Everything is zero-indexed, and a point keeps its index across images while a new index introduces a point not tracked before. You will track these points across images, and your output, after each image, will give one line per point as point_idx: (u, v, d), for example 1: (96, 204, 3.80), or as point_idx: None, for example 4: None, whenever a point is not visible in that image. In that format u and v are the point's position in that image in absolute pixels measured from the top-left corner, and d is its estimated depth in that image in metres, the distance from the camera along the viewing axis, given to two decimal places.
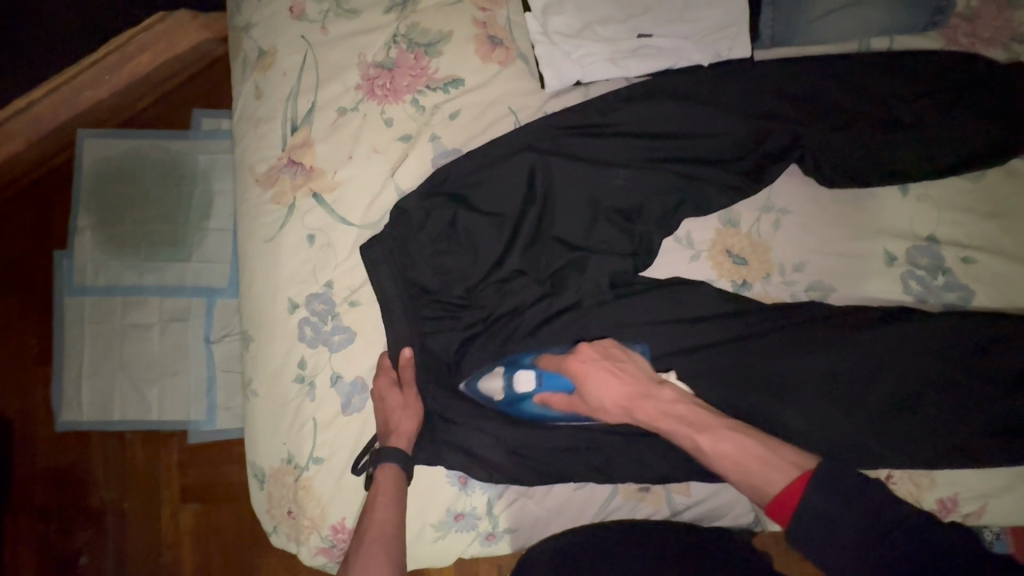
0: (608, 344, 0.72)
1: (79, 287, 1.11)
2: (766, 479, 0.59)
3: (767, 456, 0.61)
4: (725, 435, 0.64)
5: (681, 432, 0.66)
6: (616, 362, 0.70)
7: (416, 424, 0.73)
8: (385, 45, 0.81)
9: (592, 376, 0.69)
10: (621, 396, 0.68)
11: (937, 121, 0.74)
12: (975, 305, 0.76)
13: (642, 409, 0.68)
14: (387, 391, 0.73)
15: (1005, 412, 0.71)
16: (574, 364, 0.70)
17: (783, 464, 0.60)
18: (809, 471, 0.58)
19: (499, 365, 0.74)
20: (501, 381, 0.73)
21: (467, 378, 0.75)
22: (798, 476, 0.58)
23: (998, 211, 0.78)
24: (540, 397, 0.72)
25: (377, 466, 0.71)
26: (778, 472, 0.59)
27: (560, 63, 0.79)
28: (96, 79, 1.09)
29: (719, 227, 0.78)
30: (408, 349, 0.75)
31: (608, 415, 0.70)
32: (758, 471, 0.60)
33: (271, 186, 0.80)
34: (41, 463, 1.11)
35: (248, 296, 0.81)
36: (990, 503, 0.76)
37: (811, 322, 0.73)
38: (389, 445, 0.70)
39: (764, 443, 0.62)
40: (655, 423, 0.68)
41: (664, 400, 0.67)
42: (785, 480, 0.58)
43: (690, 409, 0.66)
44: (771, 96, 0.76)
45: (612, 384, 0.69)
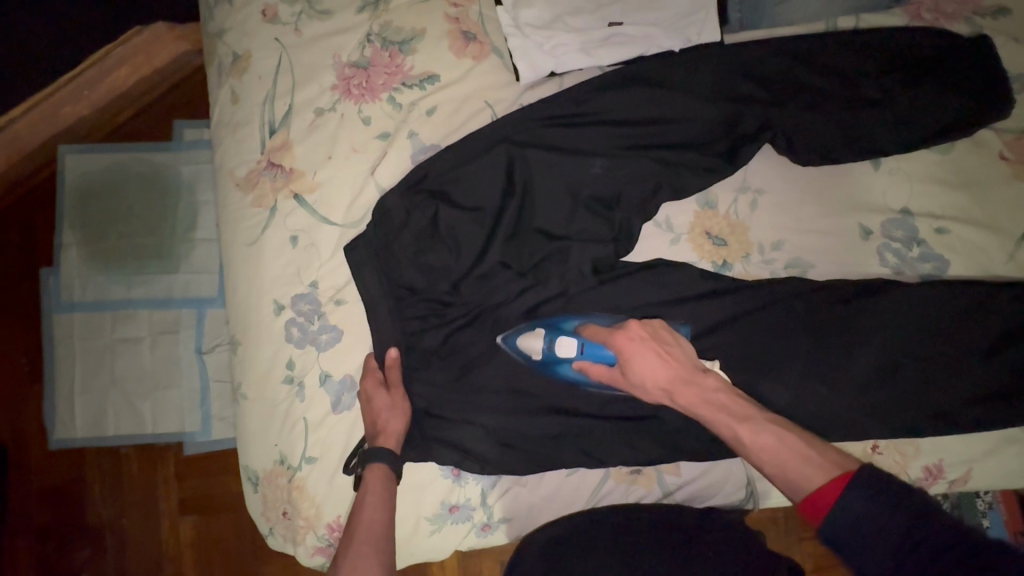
0: (656, 324, 0.70)
1: (67, 303, 1.10)
2: (805, 475, 0.60)
3: (803, 450, 0.62)
4: (765, 427, 0.64)
5: (720, 420, 0.65)
6: (664, 344, 0.68)
7: (405, 424, 0.74)
8: (359, 44, 0.82)
9: (639, 353, 0.67)
10: (666, 378, 0.67)
11: (906, 95, 0.75)
12: (950, 274, 0.77)
13: (683, 394, 0.67)
14: (375, 391, 0.74)
15: (983, 379, 0.72)
16: (621, 340, 0.68)
17: (825, 464, 0.60)
18: (851, 471, 0.58)
19: (540, 325, 0.72)
20: (541, 343, 0.71)
21: (506, 332, 0.74)
22: (841, 476, 0.58)
23: (969, 181, 0.79)
24: (579, 364, 0.70)
25: (366, 468, 0.71)
26: (818, 470, 0.60)
27: (534, 54, 0.79)
28: (75, 95, 1.08)
29: (698, 210, 0.79)
30: (395, 349, 0.76)
31: (646, 393, 0.69)
32: (796, 467, 0.61)
33: (252, 190, 0.80)
34: (36, 482, 1.10)
35: (234, 301, 0.81)
36: (975, 468, 0.78)
37: (790, 299, 0.74)
38: (377, 445, 0.71)
39: (807, 441, 0.63)
40: (694, 408, 0.67)
41: (708, 388, 0.66)
42: (825, 479, 0.58)
43: (731, 400, 0.66)
44: (743, 78, 0.77)
45: (660, 366, 0.67)
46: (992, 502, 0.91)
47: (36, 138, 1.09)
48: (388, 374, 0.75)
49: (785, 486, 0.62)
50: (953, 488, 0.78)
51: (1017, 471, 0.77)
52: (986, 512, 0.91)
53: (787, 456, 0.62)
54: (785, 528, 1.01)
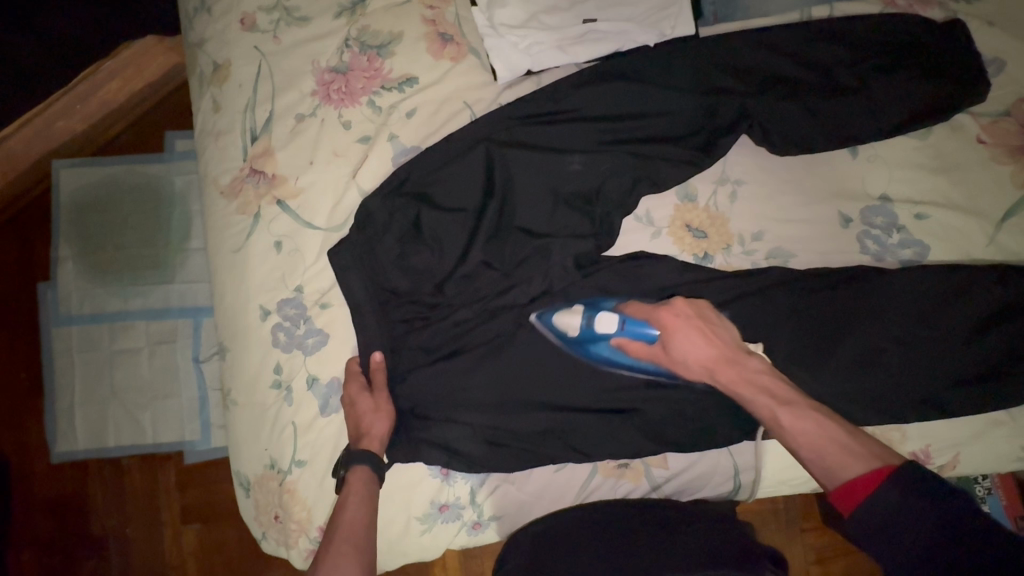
0: (701, 305, 0.72)
1: (64, 316, 1.12)
2: (844, 465, 0.60)
3: (845, 441, 0.61)
4: (808, 413, 0.64)
5: (761, 401, 0.65)
6: (709, 324, 0.70)
7: (389, 427, 0.73)
8: (338, 50, 0.82)
9: (683, 330, 0.69)
10: (708, 357, 0.68)
11: (881, 83, 0.76)
12: (931, 259, 0.77)
13: (724, 371, 0.68)
14: (357, 395, 0.74)
15: (967, 363, 0.72)
16: (667, 316, 0.70)
17: (864, 457, 0.60)
18: (891, 467, 0.57)
19: (580, 303, 0.74)
20: (580, 319, 0.73)
21: (540, 310, 0.75)
22: (881, 468, 0.57)
23: (948, 165, 0.80)
24: (618, 341, 0.72)
25: (348, 470, 0.71)
26: (858, 461, 0.59)
27: (510, 54, 0.80)
28: (68, 109, 1.09)
29: (678, 203, 0.79)
30: (379, 352, 0.76)
31: (685, 369, 0.71)
32: (834, 456, 0.61)
33: (235, 197, 0.81)
34: (39, 496, 1.11)
35: (222, 307, 0.81)
36: (963, 452, 0.78)
37: (773, 288, 0.74)
38: (359, 448, 0.71)
39: (850, 432, 0.62)
40: (734, 387, 0.67)
41: (750, 369, 0.67)
42: (862, 469, 0.58)
43: (773, 382, 0.66)
44: (719, 71, 0.77)
45: (702, 345, 0.69)
46: (991, 487, 0.91)
47: (31, 153, 1.11)
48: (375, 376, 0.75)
49: (820, 474, 0.61)
50: (942, 473, 0.78)
51: (1004, 453, 0.78)
52: (985, 498, 0.91)
53: (827, 443, 0.61)
54: (785, 520, 1.01)
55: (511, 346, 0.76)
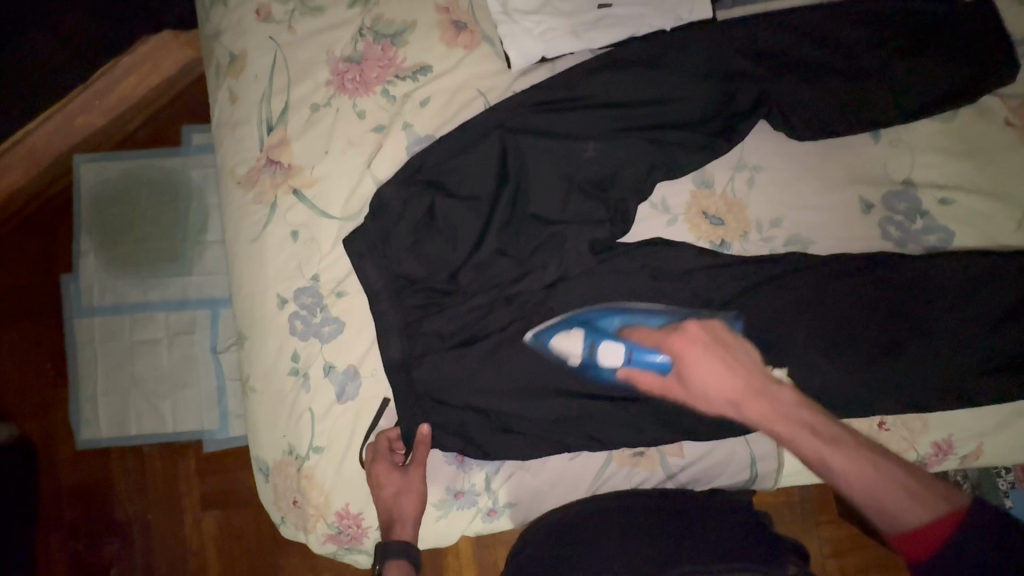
0: (717, 326, 0.71)
1: (86, 308, 1.14)
2: (903, 509, 0.59)
3: (906, 482, 0.60)
4: (854, 450, 0.63)
5: (802, 437, 0.65)
6: (727, 350, 0.69)
7: (419, 508, 0.76)
8: (352, 39, 0.83)
9: (695, 357, 0.69)
10: (732, 390, 0.68)
11: (905, 66, 0.74)
12: (956, 246, 0.76)
13: (754, 406, 0.67)
14: (388, 478, 0.75)
15: (991, 353, 0.71)
16: (678, 343, 0.70)
17: (929, 499, 0.58)
18: (961, 508, 0.56)
19: (578, 325, 0.74)
20: (581, 344, 0.73)
21: (535, 328, 0.75)
22: (948, 513, 0.56)
23: (974, 149, 0.78)
24: (626, 371, 0.72)
25: (384, 563, 0.73)
26: (921, 506, 0.58)
27: (524, 40, 0.79)
28: (87, 104, 1.12)
29: (694, 189, 0.78)
30: (426, 425, 0.75)
31: (707, 404, 0.70)
32: (895, 499, 0.59)
33: (252, 187, 0.82)
34: (65, 482, 1.14)
35: (239, 297, 0.83)
36: (986, 442, 0.77)
37: (791, 275, 0.73)
38: (394, 538, 0.73)
39: (904, 469, 0.61)
40: (766, 423, 0.66)
41: (781, 402, 0.66)
42: (927, 515, 0.57)
43: (808, 414, 0.66)
44: (738, 55, 0.76)
45: (721, 374, 0.68)
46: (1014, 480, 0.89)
47: (52, 148, 1.13)
48: (418, 455, 0.75)
49: (880, 518, 0.60)
50: (964, 464, 0.78)
51: None
52: (1008, 493, 0.88)
53: (885, 484, 0.60)
54: (801, 513, 1.00)
55: (526, 334, 0.76)
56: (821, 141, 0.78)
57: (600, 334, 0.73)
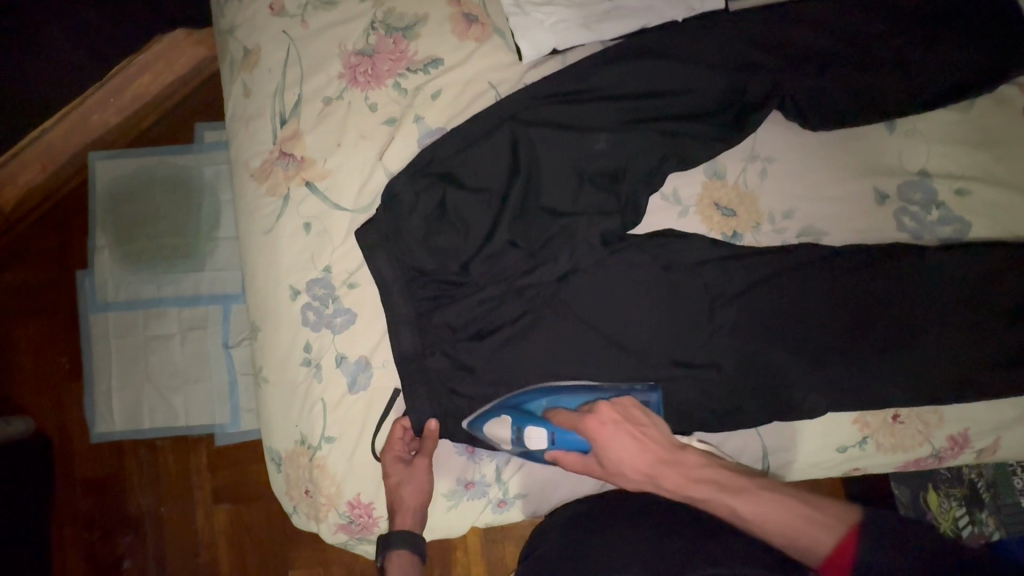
0: (628, 404, 0.71)
1: (102, 303, 1.16)
2: (816, 540, 0.63)
3: (812, 512, 0.65)
4: (760, 496, 0.67)
5: (713, 497, 0.68)
6: (638, 427, 0.70)
7: (422, 499, 0.76)
8: (364, 33, 0.83)
9: (611, 439, 0.69)
10: (645, 465, 0.70)
11: (919, 56, 0.73)
12: (972, 237, 0.75)
13: (666, 476, 0.70)
14: (394, 468, 0.76)
15: (1010, 346, 0.70)
16: (594, 426, 0.70)
17: (832, 523, 0.64)
18: (855, 524, 0.63)
19: (505, 411, 0.73)
20: (509, 431, 0.73)
21: (470, 417, 0.75)
22: (848, 533, 0.62)
23: (991, 140, 0.77)
24: (552, 454, 0.73)
25: (387, 555, 0.74)
26: (825, 530, 0.63)
27: (535, 31, 0.79)
28: (103, 102, 1.13)
29: (706, 180, 0.78)
30: (434, 421, 0.76)
31: (626, 478, 0.72)
32: (806, 532, 0.64)
33: (265, 180, 0.83)
34: (81, 474, 1.16)
35: (252, 288, 0.83)
36: (1003, 437, 0.76)
37: (804, 266, 0.73)
38: (397, 528, 0.74)
39: (803, 500, 0.66)
40: (680, 489, 0.70)
41: (688, 466, 0.69)
42: (834, 539, 0.63)
43: (714, 472, 0.69)
44: (750, 45, 0.76)
45: (635, 451, 0.69)
46: None
47: (68, 146, 1.15)
48: (424, 447, 0.76)
49: (798, 553, 0.64)
50: (981, 459, 0.77)
51: None
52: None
53: (794, 520, 0.65)
54: None
55: (537, 327, 0.76)
56: (833, 131, 0.77)
57: (526, 417, 0.73)
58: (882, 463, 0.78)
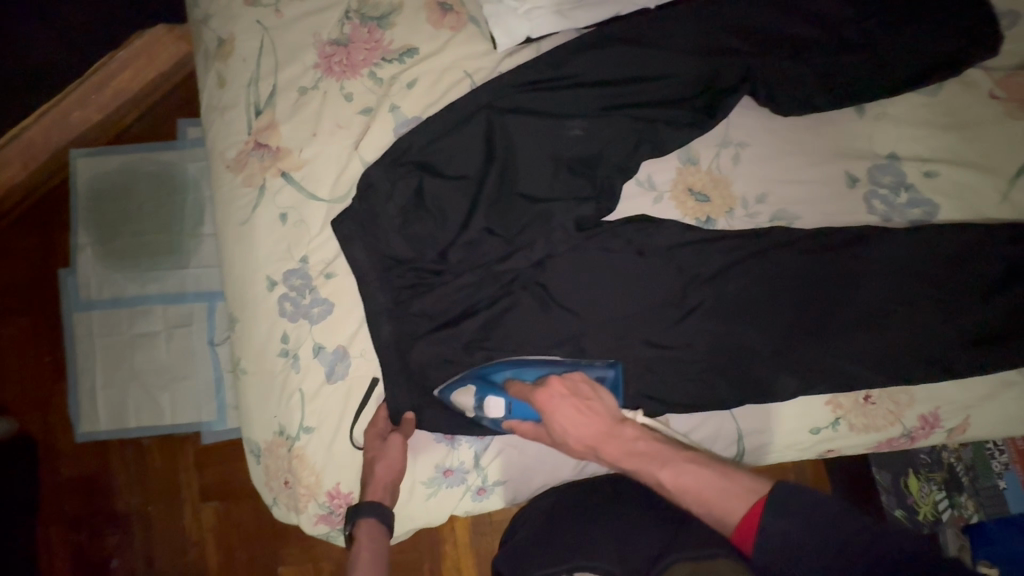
0: (577, 378, 0.73)
1: (85, 302, 1.15)
2: (726, 510, 0.62)
3: (723, 485, 0.64)
4: (684, 469, 0.66)
5: (642, 468, 0.68)
6: (584, 401, 0.71)
7: (394, 474, 0.76)
8: (339, 22, 0.83)
9: (557, 410, 0.71)
10: (586, 436, 0.71)
11: (890, 41, 0.74)
12: (940, 218, 0.76)
13: (604, 447, 0.71)
14: (373, 443, 0.76)
15: (976, 325, 0.71)
16: (543, 398, 0.71)
17: (741, 493, 0.62)
18: (763, 496, 0.61)
19: (472, 381, 0.74)
20: (473, 400, 0.74)
21: (441, 386, 0.76)
22: (754, 504, 0.60)
23: (958, 122, 0.78)
24: (508, 423, 0.75)
25: (356, 524, 0.74)
26: (735, 499, 0.62)
27: (509, 19, 0.79)
28: (84, 99, 1.11)
29: (680, 166, 0.78)
30: (412, 413, 0.77)
31: (570, 448, 0.73)
32: (717, 501, 0.63)
33: (242, 171, 0.82)
34: (65, 474, 1.14)
35: (230, 280, 0.83)
36: (973, 415, 0.77)
37: (776, 249, 0.73)
38: (367, 501, 0.74)
39: (722, 473, 0.65)
40: (616, 460, 0.71)
41: (627, 440, 0.70)
42: (742, 508, 0.61)
43: (651, 446, 0.69)
44: (722, 32, 0.76)
45: (577, 421, 0.71)
46: (1008, 463, 0.88)
47: (49, 143, 1.13)
48: (402, 429, 0.76)
49: (711, 521, 0.63)
50: (951, 438, 0.78)
51: (1015, 415, 0.77)
52: (1002, 473, 0.88)
53: (708, 490, 0.64)
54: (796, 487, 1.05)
55: (514, 314, 0.76)
56: (806, 116, 0.78)
57: (489, 388, 0.74)
58: (855, 444, 0.79)
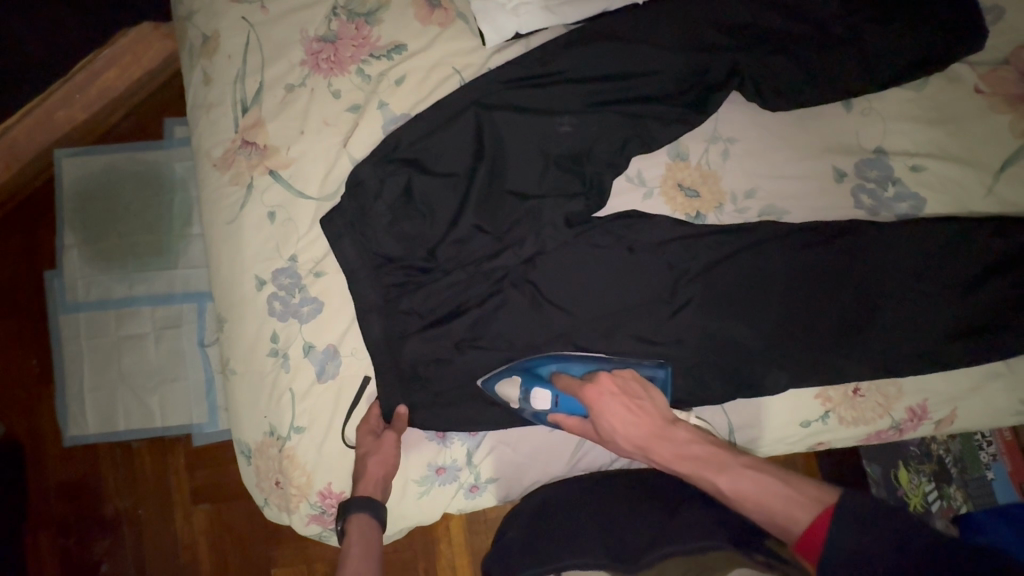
0: (628, 375, 0.72)
1: (72, 303, 1.13)
2: (790, 519, 0.61)
3: (785, 492, 0.63)
4: (742, 475, 0.65)
5: (697, 472, 0.67)
6: (635, 399, 0.70)
7: (386, 470, 0.75)
8: (326, 18, 0.82)
9: (607, 407, 0.69)
10: (636, 435, 0.69)
11: (878, 36, 0.75)
12: (926, 212, 0.76)
13: (655, 448, 0.69)
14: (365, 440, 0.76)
15: (962, 317, 0.72)
16: (592, 395, 0.70)
17: (805, 502, 0.61)
18: (831, 506, 0.60)
19: (517, 372, 0.74)
20: (518, 391, 0.73)
21: (484, 375, 0.75)
22: (822, 514, 0.59)
23: (945, 117, 0.79)
24: (554, 417, 0.74)
25: (348, 518, 0.73)
26: (798, 508, 0.61)
27: (497, 15, 0.79)
28: (69, 98, 1.08)
29: (669, 162, 0.79)
30: (403, 406, 0.76)
31: (618, 446, 0.72)
32: (779, 511, 0.62)
33: (228, 169, 0.81)
34: (53, 478, 1.13)
35: (217, 280, 0.82)
36: (960, 406, 0.78)
37: (766, 243, 0.74)
38: (359, 496, 0.73)
39: (784, 480, 0.64)
40: (668, 462, 0.69)
41: (680, 442, 0.68)
42: (807, 518, 0.60)
43: (706, 450, 0.68)
44: (711, 28, 0.76)
45: (627, 420, 0.69)
46: (996, 454, 0.88)
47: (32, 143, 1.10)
48: (395, 424, 0.76)
49: (773, 527, 0.62)
50: (939, 429, 0.79)
51: (1002, 406, 0.78)
52: (989, 464, 0.88)
53: (768, 497, 0.63)
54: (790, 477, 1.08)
55: (504, 311, 0.76)
56: (793, 111, 0.79)
57: (535, 379, 0.73)
58: (845, 437, 0.80)
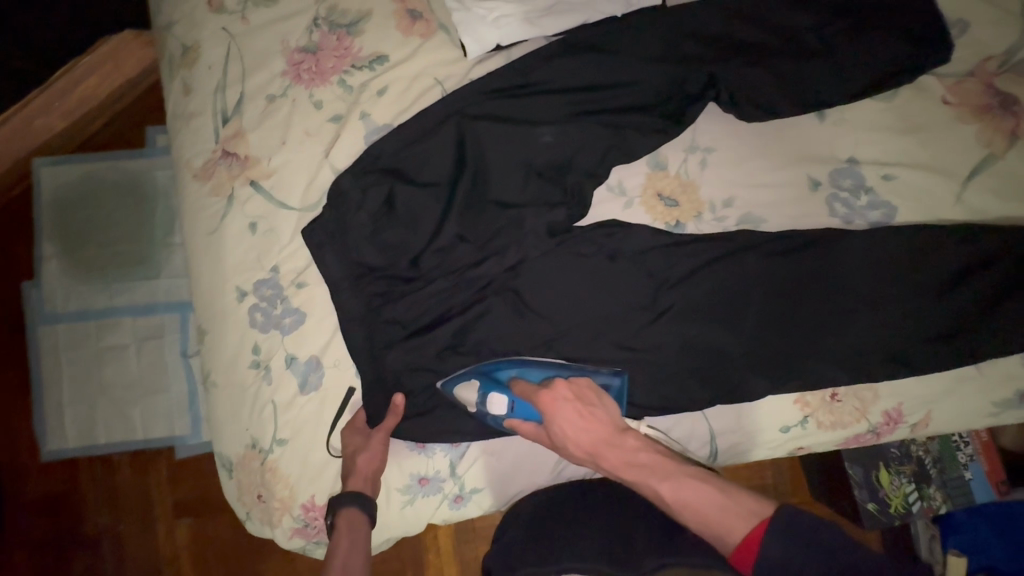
0: (583, 384, 0.74)
1: (50, 314, 1.11)
2: (727, 530, 0.66)
3: (726, 504, 0.67)
4: (684, 483, 0.69)
5: (641, 479, 0.71)
6: (587, 406, 0.73)
7: (375, 468, 0.75)
8: (307, 29, 0.82)
9: (560, 413, 0.72)
10: (587, 441, 0.73)
11: (851, 47, 0.77)
12: (898, 219, 0.78)
13: (604, 455, 0.73)
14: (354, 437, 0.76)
15: (934, 322, 0.74)
16: (547, 401, 0.73)
17: (743, 513, 0.66)
18: (768, 518, 0.65)
19: (476, 376, 0.74)
20: (475, 395, 0.74)
21: (444, 378, 0.76)
22: (757, 525, 0.64)
23: (914, 126, 0.81)
24: (510, 421, 0.75)
25: (337, 513, 0.74)
26: (737, 519, 0.66)
27: (478, 27, 0.79)
28: (49, 104, 1.08)
29: (649, 171, 0.80)
30: (401, 395, 0.76)
31: (569, 452, 0.75)
32: (718, 522, 0.66)
33: (209, 179, 0.81)
34: (31, 494, 1.10)
35: (198, 291, 0.81)
36: (935, 409, 0.80)
37: (744, 251, 0.75)
38: (348, 492, 0.73)
39: (723, 491, 0.68)
40: (617, 468, 0.73)
41: (628, 449, 0.72)
42: (746, 530, 0.65)
43: (653, 458, 0.71)
44: (687, 40, 0.78)
45: (579, 426, 0.73)
46: (973, 454, 0.93)
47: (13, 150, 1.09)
48: (385, 423, 0.75)
49: (709, 535, 0.67)
50: (915, 432, 0.81)
51: (974, 408, 0.80)
52: (967, 464, 0.93)
53: (707, 506, 0.67)
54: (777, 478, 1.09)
55: (488, 321, 0.76)
56: (770, 121, 0.80)
57: (493, 384, 0.74)
58: (824, 441, 0.81)
